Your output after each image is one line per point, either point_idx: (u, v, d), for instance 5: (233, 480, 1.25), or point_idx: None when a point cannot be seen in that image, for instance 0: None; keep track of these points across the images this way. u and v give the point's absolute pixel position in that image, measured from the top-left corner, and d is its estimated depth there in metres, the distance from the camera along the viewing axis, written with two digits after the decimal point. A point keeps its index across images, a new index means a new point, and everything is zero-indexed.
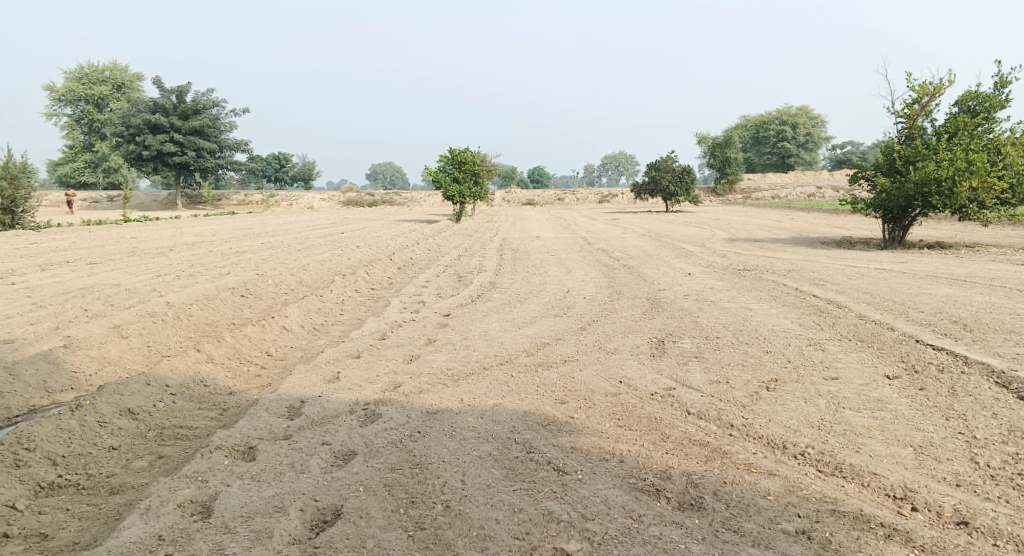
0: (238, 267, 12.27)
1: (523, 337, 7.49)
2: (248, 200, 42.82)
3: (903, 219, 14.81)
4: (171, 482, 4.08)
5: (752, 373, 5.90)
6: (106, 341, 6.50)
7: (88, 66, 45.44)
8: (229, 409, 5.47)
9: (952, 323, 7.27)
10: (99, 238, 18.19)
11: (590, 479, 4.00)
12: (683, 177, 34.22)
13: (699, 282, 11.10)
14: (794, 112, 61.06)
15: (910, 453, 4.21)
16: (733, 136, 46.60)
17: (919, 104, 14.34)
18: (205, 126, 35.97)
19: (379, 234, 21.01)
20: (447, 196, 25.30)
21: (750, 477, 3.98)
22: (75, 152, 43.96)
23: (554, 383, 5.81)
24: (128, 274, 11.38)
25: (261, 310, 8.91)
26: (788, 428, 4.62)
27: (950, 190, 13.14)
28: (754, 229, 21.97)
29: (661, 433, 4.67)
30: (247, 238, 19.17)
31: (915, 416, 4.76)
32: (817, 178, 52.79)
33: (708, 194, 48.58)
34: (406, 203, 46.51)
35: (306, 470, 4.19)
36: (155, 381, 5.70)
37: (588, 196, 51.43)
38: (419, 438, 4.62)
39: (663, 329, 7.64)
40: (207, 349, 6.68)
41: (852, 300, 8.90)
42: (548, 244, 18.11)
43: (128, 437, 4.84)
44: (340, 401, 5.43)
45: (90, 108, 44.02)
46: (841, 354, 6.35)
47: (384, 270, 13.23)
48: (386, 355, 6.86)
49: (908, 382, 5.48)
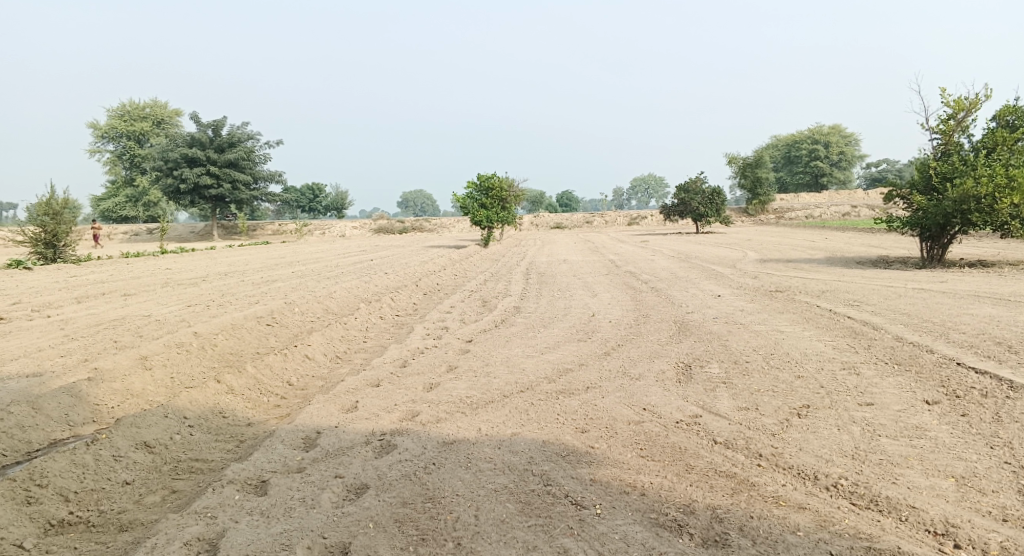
0: (266, 296, 12.40)
1: (545, 363, 7.34)
2: (282, 229, 43.65)
3: (941, 237, 14.32)
4: (180, 518, 4.04)
5: (783, 399, 5.65)
6: (130, 373, 6.56)
7: (131, 104, 47.24)
8: (246, 440, 5.44)
9: (996, 344, 6.91)
10: (136, 270, 18.67)
11: (609, 514, 3.82)
12: (713, 199, 33.84)
13: (729, 304, 10.84)
14: (825, 130, 60.26)
15: (952, 484, 3.93)
16: (763, 156, 46.07)
17: (955, 120, 13.94)
18: (240, 159, 36.92)
19: (407, 260, 21.13)
20: (475, 221, 25.42)
21: (778, 512, 3.75)
22: (118, 187, 45.58)
23: (575, 411, 5.64)
24: (160, 305, 11.58)
25: (286, 339, 8.94)
26: (820, 458, 4.37)
27: (990, 207, 12.68)
28: (787, 249, 21.53)
29: (685, 464, 4.46)
30: (277, 267, 19.45)
31: (957, 444, 4.47)
32: (852, 196, 51.78)
33: (740, 215, 48.00)
34: (436, 229, 46.98)
35: (316, 505, 4.10)
36: (173, 414, 5.71)
37: (617, 219, 51.19)
38: (433, 470, 4.50)
39: (690, 354, 7.41)
40: (228, 380, 6.70)
41: (889, 321, 8.55)
42: (576, 268, 17.97)
43: (142, 470, 4.83)
44: (356, 432, 5.35)
45: (132, 144, 45.66)
46: (877, 378, 6.05)
47: (409, 296, 13.25)
48: (406, 383, 6.77)
49: (949, 407, 5.18)
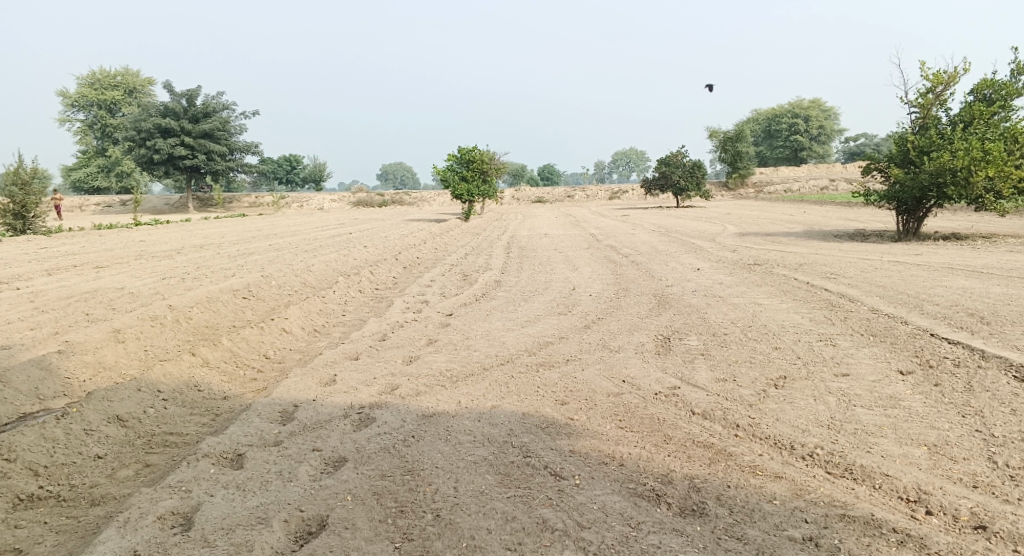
0: (243, 269, 12.18)
1: (525, 336, 7.32)
2: (259, 202, 42.91)
3: (917, 211, 14.48)
4: (154, 492, 3.97)
5: (760, 370, 5.70)
6: (102, 346, 6.41)
7: (101, 72, 45.81)
8: (222, 414, 5.36)
9: (969, 315, 7.02)
10: (109, 242, 18.23)
11: (588, 485, 3.82)
12: (694, 172, 33.88)
13: (708, 277, 10.89)
14: (805, 104, 60.47)
15: (924, 453, 4.00)
16: (744, 130, 46.15)
17: (933, 93, 14.01)
18: (215, 130, 36.09)
19: (386, 233, 20.92)
20: (455, 194, 25.19)
21: (755, 481, 3.79)
22: (89, 157, 44.38)
23: (555, 384, 5.64)
24: (134, 278, 11.35)
25: (263, 312, 8.81)
26: (796, 428, 4.42)
27: (966, 179, 12.83)
28: (766, 222, 21.66)
29: (663, 434, 4.49)
30: (255, 240, 19.14)
31: (930, 413, 4.55)
32: (831, 170, 52.18)
33: (719, 189, 48.20)
34: (416, 202, 46.57)
35: (293, 478, 4.06)
36: (147, 388, 5.60)
37: (598, 193, 51.08)
38: (412, 442, 4.48)
39: (669, 326, 7.44)
40: (203, 353, 6.58)
41: (865, 293, 8.64)
42: (557, 241, 17.93)
43: (115, 445, 4.74)
44: (334, 405, 5.30)
45: (103, 113, 44.34)
46: (852, 349, 6.13)
47: (389, 270, 13.12)
48: (385, 357, 6.72)
49: (922, 377, 5.26)
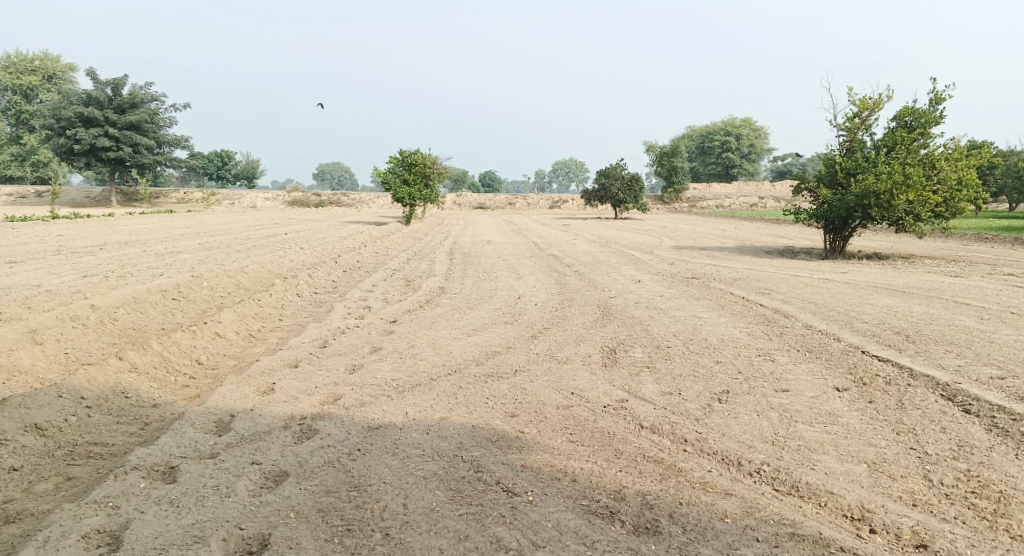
0: (172, 269, 11.59)
1: (472, 345, 7.23)
2: (188, 198, 41.08)
3: (843, 230, 15.23)
4: (76, 509, 3.66)
5: (704, 384, 5.80)
6: (17, 348, 5.92)
7: (16, 55, 42.96)
8: (152, 423, 5.02)
9: (895, 334, 7.39)
10: (22, 235, 17.05)
11: (541, 502, 3.77)
12: (632, 185, 34.58)
13: (649, 289, 11.10)
14: (737, 124, 62.84)
15: (864, 470, 4.15)
16: (680, 145, 47.60)
17: (860, 118, 14.80)
18: (143, 122, 34.37)
19: (325, 235, 20.37)
20: (397, 198, 24.86)
21: (706, 498, 3.83)
22: (1, 144, 41.47)
23: (505, 395, 5.57)
24: (50, 274, 10.60)
25: (194, 315, 8.37)
26: (742, 444, 4.51)
27: (888, 203, 13.62)
28: (700, 237, 22.34)
29: (615, 449, 4.49)
30: (184, 238, 18.28)
31: (867, 431, 4.74)
32: (760, 188, 54.45)
33: (656, 203, 49.53)
34: (354, 204, 45.74)
35: (232, 494, 3.83)
36: (68, 393, 5.20)
37: (539, 201, 51.48)
38: (358, 456, 4.31)
39: (614, 338, 7.52)
40: (130, 357, 6.17)
41: (799, 309, 8.98)
42: (499, 249, 17.91)
43: (32, 456, 4.36)
44: (273, 415, 5.05)
45: (18, 98, 41.53)
46: (791, 365, 6.33)
47: (328, 273, 12.76)
48: (327, 365, 6.48)
49: (857, 394, 5.48)
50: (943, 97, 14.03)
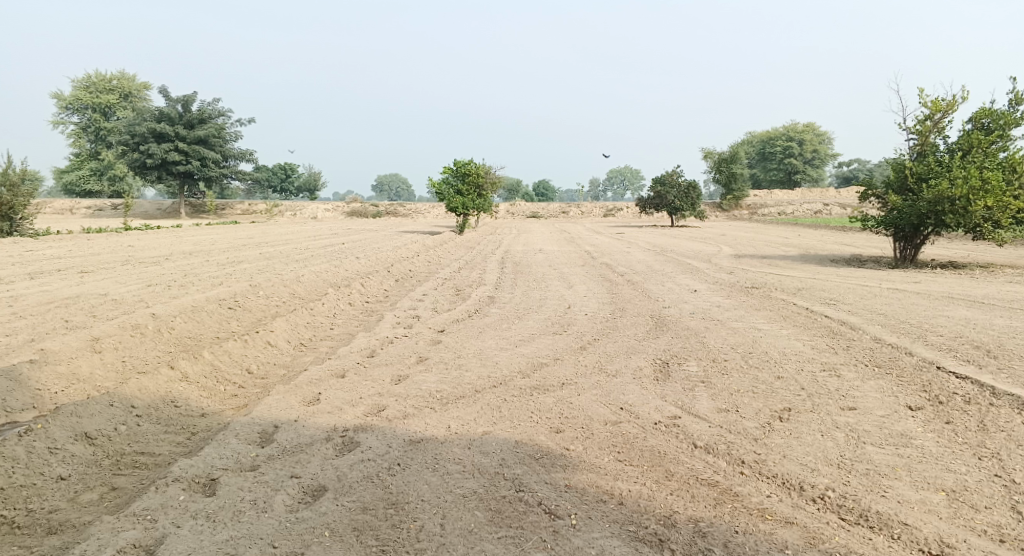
0: (231, 278, 11.90)
1: (519, 356, 7.06)
2: (252, 209, 42.55)
3: (914, 238, 14.38)
4: (115, 522, 3.67)
5: (763, 401, 5.45)
6: (77, 356, 6.10)
7: (97, 75, 45.55)
8: (198, 433, 5.06)
9: (975, 348, 6.82)
10: (97, 246, 17.92)
11: (585, 526, 3.56)
12: (689, 192, 33.78)
13: (705, 299, 10.70)
14: (799, 128, 60.70)
15: (943, 499, 3.76)
16: (738, 151, 46.27)
17: (932, 120, 13.96)
18: (211, 137, 35.79)
19: (379, 245, 20.65)
20: (450, 208, 24.98)
21: (765, 527, 3.54)
22: (82, 160, 43.99)
23: (550, 409, 5.37)
24: (118, 283, 11.03)
25: (248, 323, 8.51)
26: (805, 467, 4.18)
27: (964, 209, 12.74)
28: (760, 245, 21.55)
29: (666, 470, 4.23)
30: (246, 248, 18.84)
31: (944, 454, 4.32)
32: (823, 195, 52.35)
33: (714, 210, 48.35)
34: (410, 214, 46.43)
35: (268, 509, 3.78)
36: (120, 402, 5.31)
37: (593, 209, 50.97)
38: (398, 471, 4.20)
39: (668, 350, 7.21)
40: (182, 366, 6.27)
41: (867, 321, 8.44)
42: (551, 258, 17.71)
43: (80, 465, 4.43)
44: (316, 427, 5.01)
45: (97, 116, 43.98)
46: (858, 381, 5.90)
47: (380, 283, 12.84)
48: (372, 375, 6.43)
49: (933, 414, 5.04)
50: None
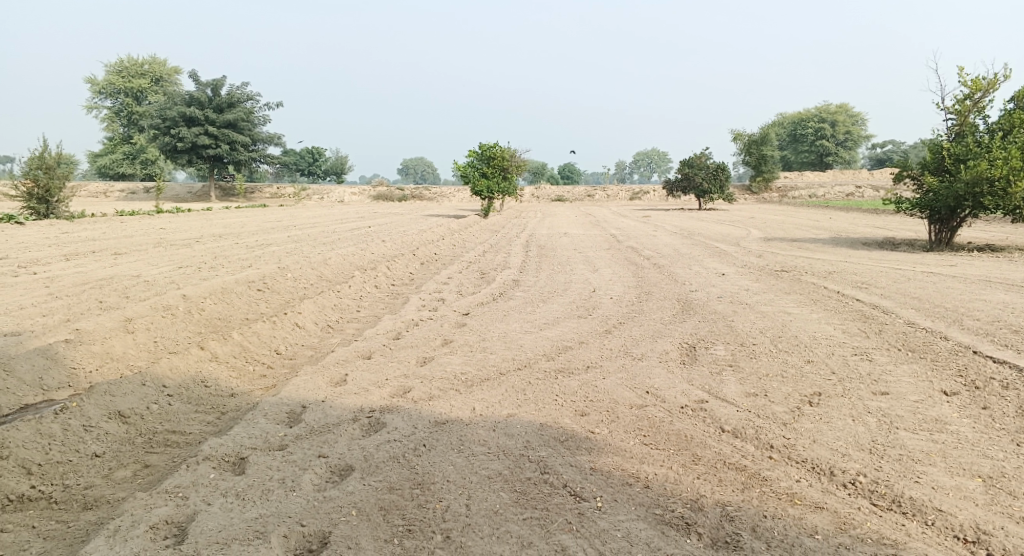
0: (260, 260, 12.06)
1: (544, 339, 7.04)
2: (280, 193, 43.03)
3: (950, 220, 13.96)
4: (148, 498, 3.76)
5: (793, 386, 5.35)
6: (111, 336, 6.24)
7: (128, 61, 46.24)
8: (228, 412, 5.15)
9: (1014, 333, 6.61)
10: (130, 229, 18.30)
11: (610, 509, 3.55)
12: (717, 174, 33.23)
13: (733, 283, 10.54)
14: (832, 109, 59.17)
15: (979, 486, 3.66)
16: (768, 132, 45.33)
17: (971, 99, 13.48)
18: (239, 120, 36.13)
19: (404, 228, 20.75)
20: (475, 191, 24.97)
21: (794, 512, 3.48)
22: (116, 144, 44.83)
23: (575, 392, 5.35)
24: (150, 265, 11.26)
25: (276, 305, 8.63)
26: (835, 452, 4.10)
27: (1004, 190, 12.31)
28: (790, 228, 21.15)
29: (692, 454, 4.18)
30: (274, 231, 19.07)
31: (981, 441, 4.20)
32: (856, 177, 51.11)
33: (742, 193, 47.55)
34: (436, 198, 46.51)
35: (296, 488, 3.83)
36: (152, 382, 5.42)
37: (619, 193, 50.50)
38: (423, 452, 4.22)
39: (694, 334, 7.12)
40: (211, 347, 6.39)
41: (900, 305, 8.23)
42: (576, 241, 17.61)
43: (114, 443, 4.55)
44: (342, 407, 5.06)
45: (129, 101, 44.72)
46: (890, 365, 5.77)
47: (405, 265, 12.90)
48: (398, 357, 6.47)
49: (968, 400, 4.90)
50: None
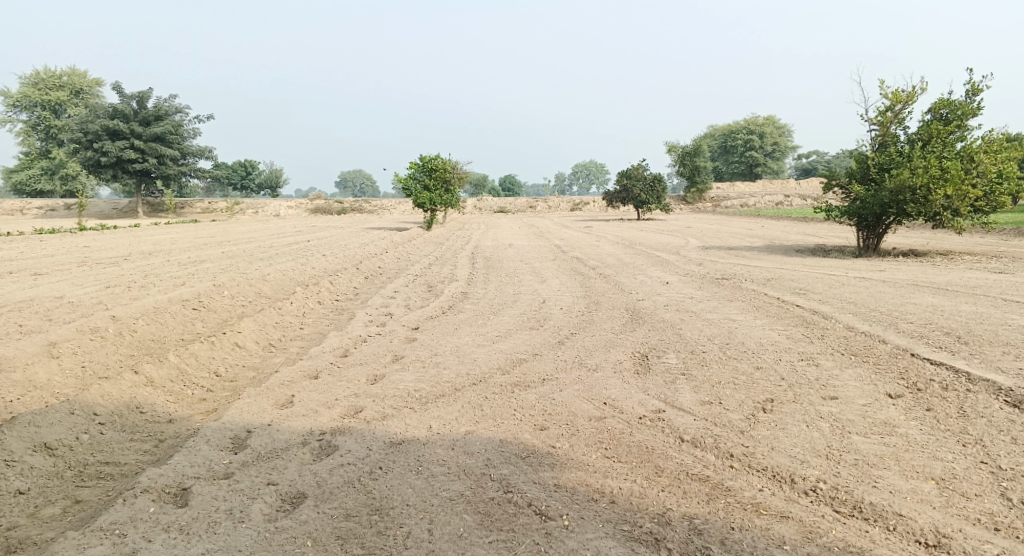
0: (194, 278, 11.49)
1: (497, 352, 6.93)
2: (213, 207, 41.49)
3: (877, 227, 14.67)
4: (80, 538, 3.44)
5: (746, 393, 5.42)
6: (33, 362, 5.76)
7: (45, 71, 43.76)
8: (166, 440, 4.81)
9: (945, 335, 6.94)
10: (50, 247, 17.18)
11: (578, 527, 3.47)
12: (655, 185, 34.01)
13: (678, 291, 10.73)
14: (761, 122, 61.65)
15: (933, 488, 3.77)
16: (702, 144, 46.77)
17: (892, 112, 14.24)
18: (168, 133, 34.67)
19: (346, 242, 20.32)
20: (418, 203, 24.69)
21: (760, 522, 3.49)
22: (32, 158, 42.27)
23: (533, 406, 5.26)
24: (73, 286, 10.56)
25: (214, 325, 8.20)
26: (794, 459, 4.14)
27: (925, 198, 13.01)
28: (727, 236, 21.82)
29: (655, 466, 4.16)
30: (208, 247, 18.32)
31: (929, 442, 4.35)
32: (785, 187, 53.33)
33: (678, 202, 48.85)
34: (377, 210, 45.87)
35: (245, 519, 3.59)
36: (81, 410, 5.02)
37: (560, 204, 51.02)
38: (380, 475, 4.03)
39: (646, 343, 7.17)
40: (146, 370, 5.98)
41: (838, 310, 8.54)
42: (522, 253, 17.59)
43: (40, 478, 4.16)
44: (291, 431, 4.80)
45: (47, 113, 42.28)
46: (836, 370, 5.94)
47: (350, 280, 12.56)
48: (347, 375, 6.23)
49: (912, 402, 5.08)
50: (980, 87, 13.49)
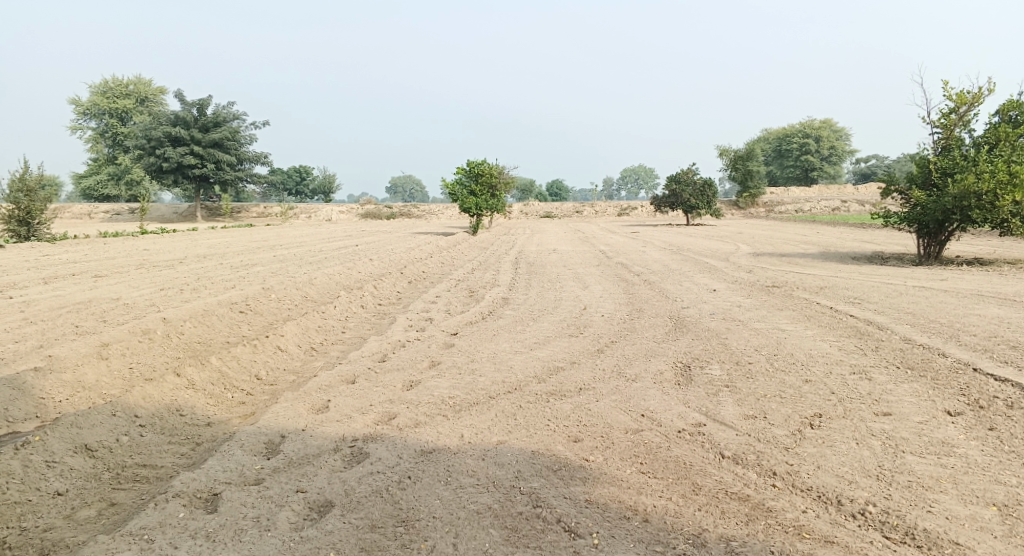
0: (243, 281, 11.76)
1: (534, 360, 6.82)
2: (267, 211, 42.70)
3: (939, 234, 13.93)
4: (110, 542, 3.49)
5: (792, 407, 5.16)
6: (83, 363, 5.95)
7: (113, 81, 45.94)
8: (203, 443, 4.88)
9: (1012, 349, 6.48)
10: (114, 250, 17.93)
11: (607, 546, 3.33)
12: (704, 190, 33.29)
13: (725, 299, 10.40)
14: (817, 124, 59.79)
15: (996, 515, 3.48)
16: (754, 148, 45.54)
17: (956, 113, 13.52)
18: (225, 139, 35.83)
19: (392, 246, 20.56)
20: (464, 208, 24.81)
21: (802, 547, 3.29)
22: (100, 164, 44.37)
23: (568, 417, 5.13)
24: (131, 287, 10.95)
25: (259, 328, 8.34)
26: (842, 479, 3.90)
27: (992, 203, 12.28)
28: (779, 242, 21.15)
29: (692, 483, 3.97)
30: (260, 250, 18.79)
31: (992, 464, 4.03)
32: (842, 191, 51.51)
33: (729, 207, 47.77)
34: (425, 216, 46.39)
35: (271, 527, 3.58)
36: (122, 412, 5.14)
37: (607, 209, 50.58)
38: (408, 485, 3.98)
39: (689, 353, 6.93)
40: (188, 373, 6.11)
41: (895, 321, 8.10)
42: (566, 258, 17.43)
43: (79, 479, 4.26)
44: (324, 437, 4.80)
45: (114, 121, 44.33)
46: (890, 384, 5.60)
47: (393, 285, 12.66)
48: (383, 381, 6.22)
49: (974, 420, 4.73)
50: None
